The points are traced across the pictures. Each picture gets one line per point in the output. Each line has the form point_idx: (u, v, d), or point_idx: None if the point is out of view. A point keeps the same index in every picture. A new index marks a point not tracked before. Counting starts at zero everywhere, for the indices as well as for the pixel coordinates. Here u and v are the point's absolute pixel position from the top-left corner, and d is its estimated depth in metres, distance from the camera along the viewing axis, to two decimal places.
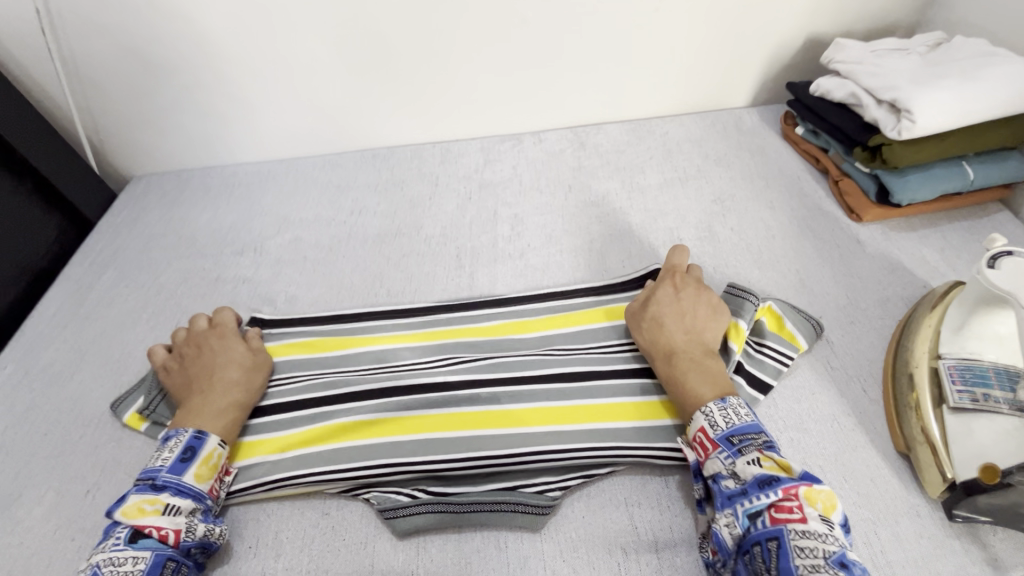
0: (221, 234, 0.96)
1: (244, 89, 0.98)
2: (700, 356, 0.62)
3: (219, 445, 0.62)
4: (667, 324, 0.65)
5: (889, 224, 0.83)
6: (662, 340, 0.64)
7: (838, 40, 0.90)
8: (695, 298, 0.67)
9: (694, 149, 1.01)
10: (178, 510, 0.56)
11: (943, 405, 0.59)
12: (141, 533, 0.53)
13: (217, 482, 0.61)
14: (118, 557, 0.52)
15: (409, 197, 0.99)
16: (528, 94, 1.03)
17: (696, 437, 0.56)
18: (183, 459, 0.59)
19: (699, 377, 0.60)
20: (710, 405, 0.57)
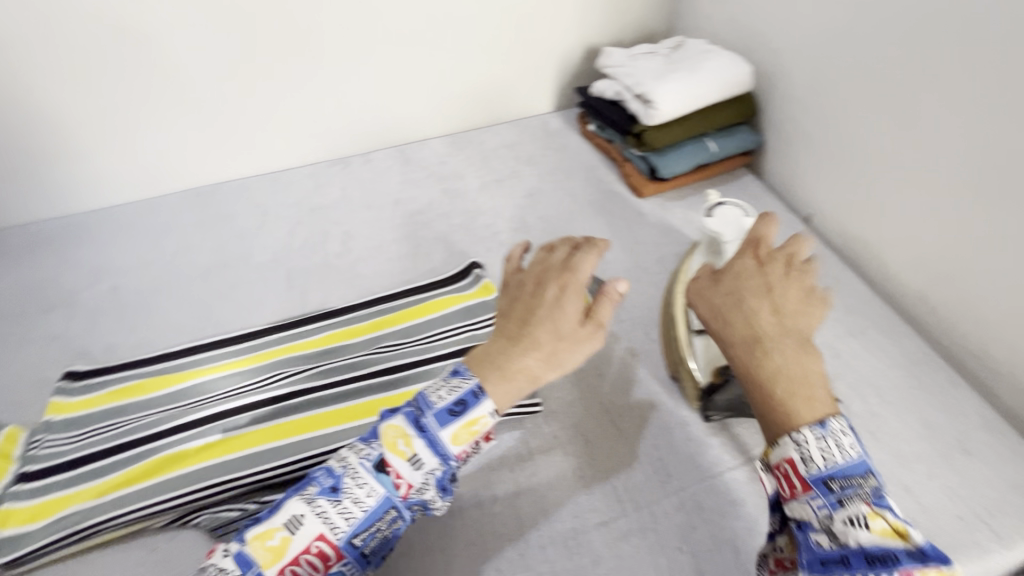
0: (26, 295, 0.90)
1: (37, 141, 0.94)
2: (790, 345, 0.42)
3: (492, 413, 0.45)
4: (746, 304, 0.44)
5: (663, 196, 0.99)
6: (740, 322, 0.43)
7: (606, 49, 1.06)
8: (777, 248, 0.48)
9: (508, 153, 1.12)
10: (420, 466, 0.44)
11: (693, 331, 0.68)
12: (385, 466, 0.44)
13: (472, 447, 0.45)
14: (360, 475, 0.44)
15: (238, 229, 0.99)
16: (348, 118, 1.08)
17: (781, 467, 0.39)
18: (452, 413, 0.44)
19: (794, 378, 0.40)
20: (804, 431, 0.39)
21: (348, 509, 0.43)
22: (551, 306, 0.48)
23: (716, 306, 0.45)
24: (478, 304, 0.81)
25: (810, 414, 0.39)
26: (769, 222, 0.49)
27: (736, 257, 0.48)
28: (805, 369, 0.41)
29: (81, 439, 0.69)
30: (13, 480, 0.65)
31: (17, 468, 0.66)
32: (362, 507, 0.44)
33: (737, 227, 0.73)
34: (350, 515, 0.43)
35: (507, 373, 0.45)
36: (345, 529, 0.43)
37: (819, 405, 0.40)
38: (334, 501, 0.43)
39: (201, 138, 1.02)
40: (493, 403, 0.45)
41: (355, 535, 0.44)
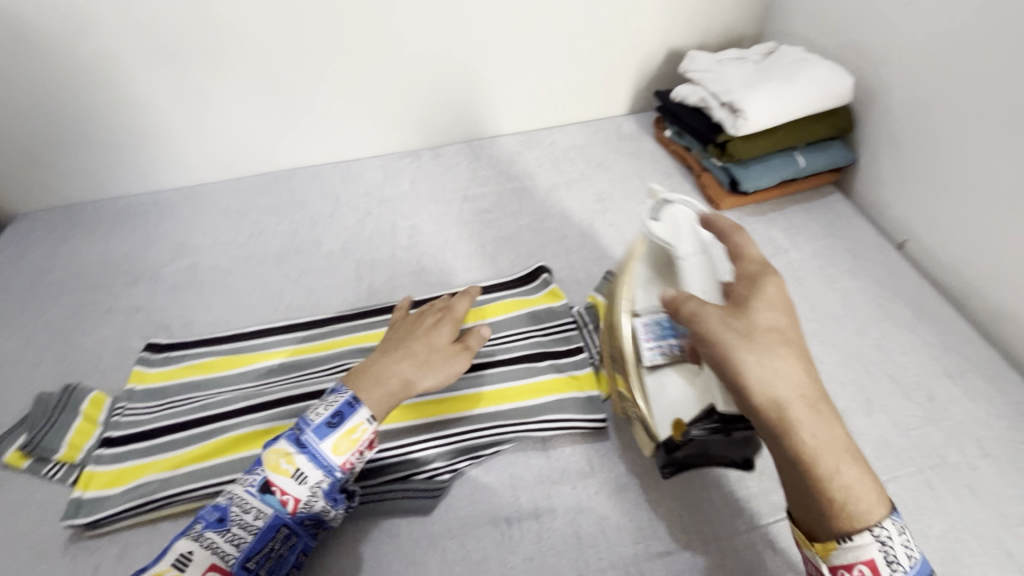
0: (115, 265, 0.95)
1: (133, 121, 0.99)
2: (835, 420, 0.43)
3: (368, 420, 0.54)
4: (790, 370, 0.44)
5: (743, 210, 0.94)
6: (797, 388, 0.44)
7: (691, 53, 1.02)
8: (783, 297, 0.50)
9: (579, 155, 1.09)
10: (305, 479, 0.52)
11: None
12: (270, 487, 0.52)
13: (356, 457, 0.54)
14: (247, 502, 0.51)
15: (310, 216, 1.01)
16: (422, 112, 1.09)
17: (857, 570, 0.42)
18: (331, 425, 0.53)
19: (847, 457, 0.43)
20: (879, 527, 0.42)
21: (237, 535, 0.50)
22: (428, 330, 0.62)
23: (745, 367, 0.45)
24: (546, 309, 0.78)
25: (862, 501, 0.42)
26: (748, 250, 0.54)
27: (748, 315, 0.48)
28: (851, 446, 0.43)
29: (159, 411, 0.71)
30: (98, 443, 0.69)
31: (101, 431, 0.70)
32: (251, 531, 0.51)
33: None
34: (239, 540, 0.50)
35: (381, 381, 0.57)
36: (237, 554, 0.50)
37: (868, 486, 0.43)
38: (222, 531, 0.50)
39: (281, 125, 1.05)
40: (367, 411, 0.55)
41: (248, 558, 0.51)
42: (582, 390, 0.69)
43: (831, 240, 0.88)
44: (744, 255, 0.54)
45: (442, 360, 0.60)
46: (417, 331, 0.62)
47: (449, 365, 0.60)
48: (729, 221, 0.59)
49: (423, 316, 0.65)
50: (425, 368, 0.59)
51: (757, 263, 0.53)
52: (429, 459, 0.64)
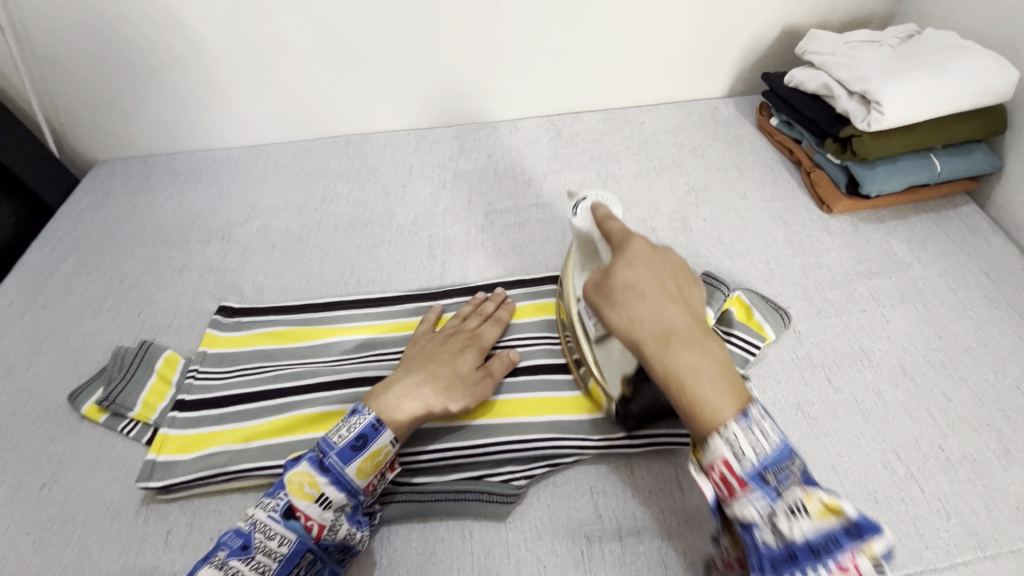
0: (188, 222, 0.94)
1: (211, 74, 0.96)
2: (687, 343, 0.45)
3: (390, 443, 0.55)
4: (645, 311, 0.47)
5: (857, 216, 0.84)
6: (648, 327, 0.46)
7: (813, 31, 0.90)
8: (647, 251, 0.50)
9: (670, 139, 1.00)
10: (329, 504, 0.52)
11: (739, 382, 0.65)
12: (294, 513, 0.51)
13: (377, 478, 0.55)
14: (270, 528, 0.50)
15: (382, 185, 0.97)
16: (504, 81, 1.02)
17: (717, 471, 0.44)
18: (355, 449, 0.53)
19: (701, 373, 0.44)
20: (729, 427, 0.43)
21: (262, 563, 0.49)
22: (453, 354, 0.63)
23: (614, 313, 0.48)
24: None
25: (719, 404, 0.44)
26: (611, 226, 0.55)
27: (609, 274, 0.50)
28: (711, 364, 0.45)
29: (232, 378, 0.70)
30: (172, 404, 0.69)
31: (174, 393, 0.70)
32: (275, 558, 0.49)
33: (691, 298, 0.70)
34: (263, 567, 0.48)
35: (404, 403, 0.57)
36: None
37: (731, 396, 0.44)
38: (245, 559, 0.48)
39: (358, 87, 1.00)
40: (392, 434, 0.55)
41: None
42: None
43: (962, 258, 0.78)
44: (612, 222, 0.55)
45: (464, 385, 0.61)
46: (441, 352, 0.63)
47: (467, 391, 0.60)
48: (608, 211, 0.58)
49: (444, 339, 0.66)
50: (447, 392, 0.59)
51: (618, 237, 0.53)
52: (506, 462, 0.61)
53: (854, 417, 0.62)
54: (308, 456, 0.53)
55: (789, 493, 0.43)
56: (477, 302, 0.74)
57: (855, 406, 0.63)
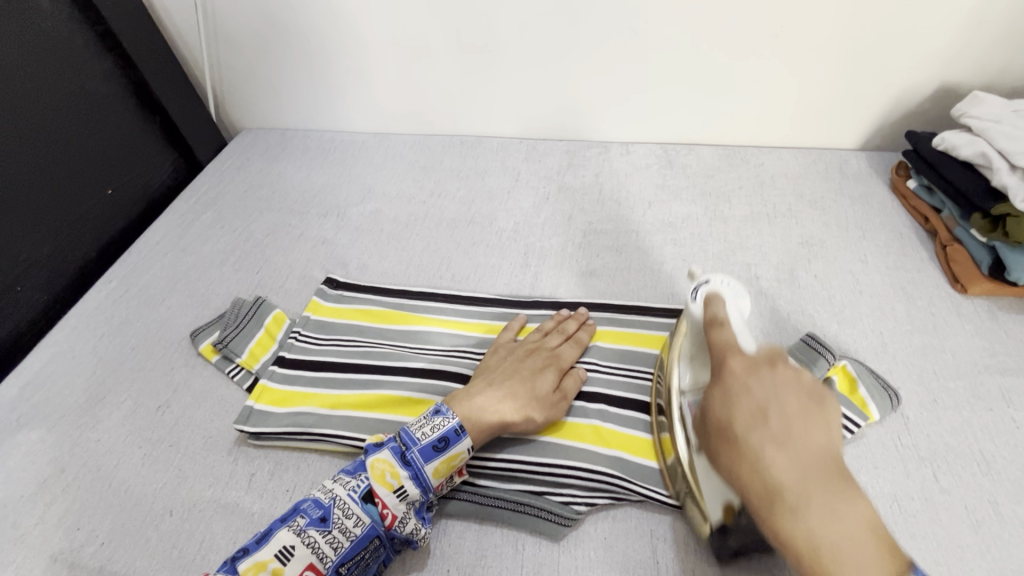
0: (311, 194, 1.03)
1: (354, 63, 1.04)
2: (775, 444, 0.42)
3: (467, 451, 0.58)
4: (749, 469, 0.42)
5: (996, 302, 0.76)
6: (748, 483, 0.42)
7: (977, 93, 0.81)
8: (759, 384, 0.45)
9: (789, 185, 0.96)
10: (404, 496, 0.56)
11: None
12: (371, 497, 0.55)
13: (446, 480, 0.59)
14: (348, 507, 0.55)
15: (488, 188, 1.01)
16: (626, 104, 1.02)
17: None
18: (435, 450, 0.57)
19: (829, 543, 0.39)
20: None
21: (336, 538, 0.54)
22: (533, 372, 0.65)
23: (721, 462, 0.45)
24: None
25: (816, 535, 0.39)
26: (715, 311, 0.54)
27: (707, 411, 0.47)
28: (846, 531, 0.39)
29: (328, 345, 0.76)
30: (273, 358, 0.76)
31: (277, 349, 0.77)
32: (349, 536, 0.54)
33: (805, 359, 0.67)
34: (337, 544, 0.53)
35: (484, 417, 0.60)
36: (333, 556, 0.53)
37: (882, 560, 0.39)
38: (322, 532, 0.53)
39: (483, 92, 1.04)
40: (469, 442, 0.59)
41: (341, 564, 0.53)
42: None
43: None
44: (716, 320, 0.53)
45: (539, 407, 0.62)
46: (521, 371, 0.65)
47: (543, 411, 0.62)
48: (722, 308, 0.54)
49: (524, 355, 0.68)
50: (523, 411, 0.61)
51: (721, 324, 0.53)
52: (568, 484, 0.61)
53: (961, 526, 0.56)
54: (391, 447, 0.58)
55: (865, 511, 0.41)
56: (558, 318, 0.75)
57: (963, 513, 0.57)
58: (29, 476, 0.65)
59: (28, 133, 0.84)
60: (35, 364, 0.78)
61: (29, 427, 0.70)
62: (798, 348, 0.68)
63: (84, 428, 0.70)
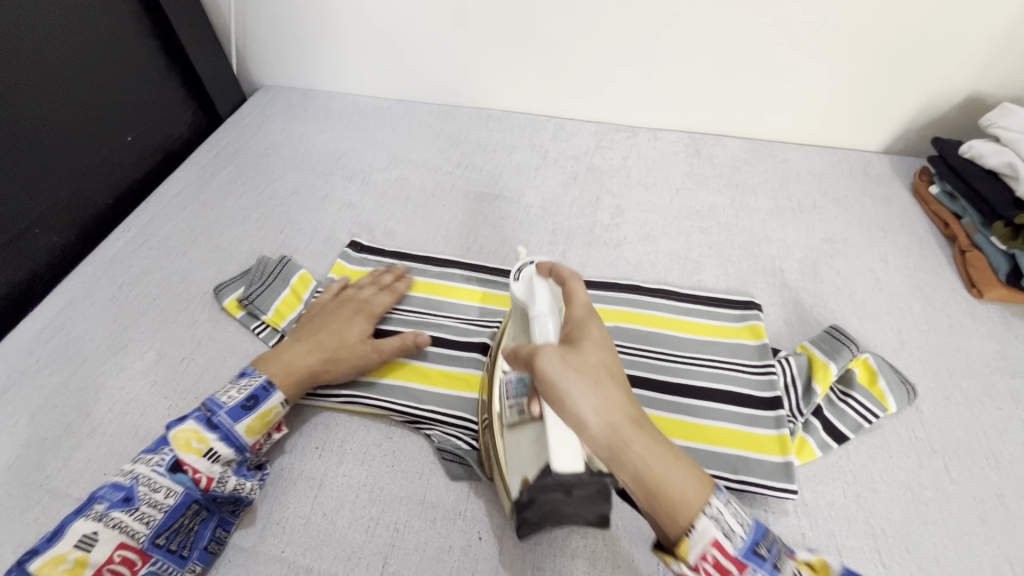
0: (335, 157, 1.01)
1: (386, 29, 1.02)
2: (620, 402, 0.49)
3: (281, 404, 0.61)
4: (608, 405, 0.48)
5: (1009, 308, 0.78)
6: (626, 444, 0.47)
7: (1007, 105, 0.83)
8: (603, 338, 0.54)
9: (814, 183, 0.97)
10: (216, 458, 0.57)
11: (844, 438, 0.64)
12: (181, 466, 0.55)
13: (263, 436, 0.61)
14: (155, 481, 0.54)
15: (516, 163, 1.00)
16: (658, 91, 1.02)
17: (710, 558, 0.45)
18: (245, 408, 0.59)
19: (652, 464, 0.47)
20: (715, 502, 0.46)
21: (146, 513, 0.52)
22: (341, 324, 0.69)
23: (619, 458, 0.47)
24: (743, 344, 0.72)
25: (682, 494, 0.46)
26: (574, 291, 0.57)
27: (560, 359, 0.50)
28: (663, 457, 0.47)
29: None
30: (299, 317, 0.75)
31: (302, 308, 0.77)
32: (161, 508, 0.53)
33: (829, 348, 0.69)
34: (148, 518, 0.52)
35: (291, 369, 0.63)
36: (147, 531, 0.52)
37: (697, 486, 0.46)
38: (128, 510, 0.52)
39: (515, 67, 1.03)
40: (282, 395, 0.61)
41: (158, 535, 0.52)
42: (772, 453, 0.61)
43: None
44: (574, 296, 0.57)
45: (350, 357, 0.66)
46: (333, 325, 0.69)
47: (354, 359, 0.66)
48: (565, 269, 0.60)
49: (332, 309, 0.72)
50: (333, 362, 0.65)
51: (581, 309, 0.56)
52: None
53: (968, 515, 0.59)
54: (197, 416, 0.58)
55: (727, 513, 0.46)
56: (375, 273, 0.79)
57: (970, 503, 0.60)
58: (52, 419, 0.64)
59: (56, 66, 0.81)
60: (52, 307, 0.76)
61: (50, 369, 0.69)
62: (822, 339, 0.70)
63: (107, 374, 0.69)
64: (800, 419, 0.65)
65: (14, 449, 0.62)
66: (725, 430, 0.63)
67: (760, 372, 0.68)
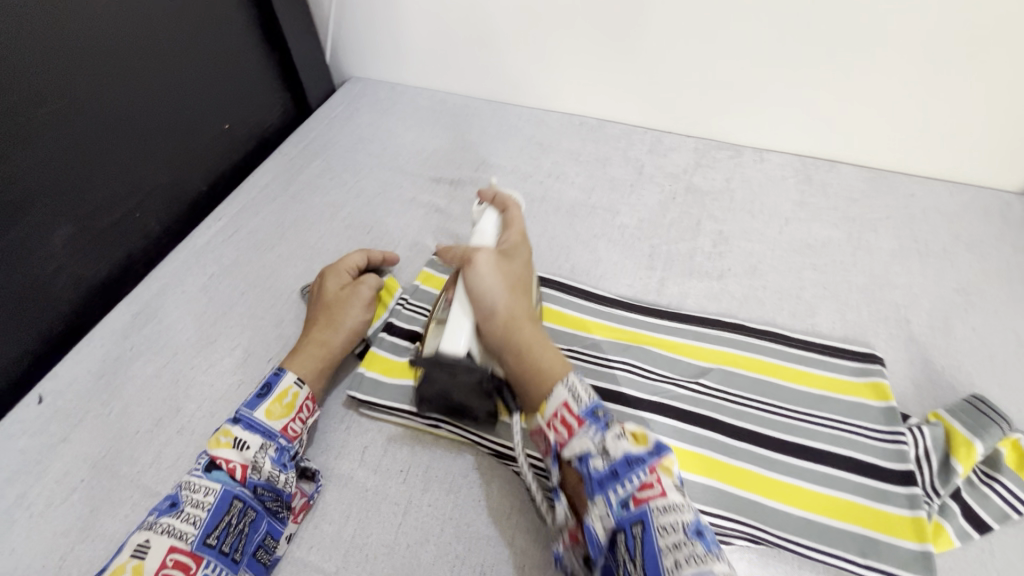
0: (423, 157, 0.98)
1: (485, 28, 0.98)
2: (517, 296, 0.59)
3: (295, 385, 0.62)
4: (509, 298, 0.58)
5: None
6: (511, 333, 0.56)
7: None
8: (525, 255, 0.64)
9: (943, 223, 0.87)
10: (246, 447, 0.57)
11: (990, 528, 0.56)
12: (215, 464, 0.55)
13: (292, 421, 0.60)
14: (195, 484, 0.54)
15: (610, 177, 0.95)
16: (771, 110, 0.94)
17: (567, 527, 0.51)
18: (261, 396, 0.60)
19: (535, 348, 0.56)
20: (573, 378, 0.53)
21: (191, 514, 0.52)
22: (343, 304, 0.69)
23: (507, 346, 0.56)
24: (865, 403, 0.64)
25: (548, 368, 0.54)
26: (510, 215, 0.66)
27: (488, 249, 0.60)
28: (543, 346, 0.56)
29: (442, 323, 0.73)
30: (383, 326, 0.73)
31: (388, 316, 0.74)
32: (204, 507, 0.53)
33: (973, 424, 0.60)
34: (194, 518, 0.52)
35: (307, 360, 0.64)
36: (195, 532, 0.51)
37: (563, 368, 0.55)
38: (174, 514, 0.52)
39: (615, 74, 0.97)
40: (293, 378, 0.62)
41: (208, 535, 0.51)
42: (908, 540, 0.54)
43: None
44: (511, 222, 0.65)
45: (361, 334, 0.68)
46: (325, 300, 0.70)
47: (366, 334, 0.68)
48: (512, 195, 0.70)
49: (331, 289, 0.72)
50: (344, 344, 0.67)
51: (513, 227, 0.66)
52: (699, 516, 0.57)
53: None
54: (226, 421, 0.60)
55: (590, 494, 0.51)
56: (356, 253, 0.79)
57: None
58: (145, 411, 0.64)
59: (166, 54, 0.82)
60: (146, 293, 0.77)
61: (144, 358, 0.69)
62: (961, 410, 0.62)
63: (197, 369, 0.68)
64: (937, 501, 0.57)
65: (107, 439, 0.62)
66: (851, 505, 0.57)
67: (888, 440, 0.61)
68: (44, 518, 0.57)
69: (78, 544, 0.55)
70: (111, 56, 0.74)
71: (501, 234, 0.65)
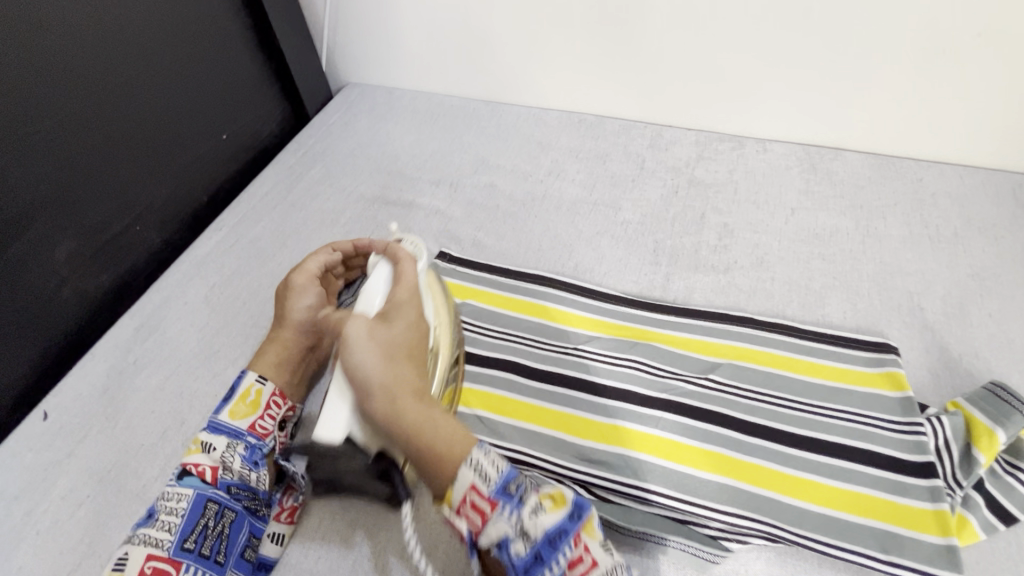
0: (422, 160, 0.98)
1: (480, 28, 0.98)
2: (407, 365, 0.50)
3: (256, 383, 0.60)
4: (393, 372, 0.49)
5: None
6: (395, 427, 0.47)
7: None
8: (417, 317, 0.54)
9: (954, 207, 0.85)
10: (213, 449, 0.56)
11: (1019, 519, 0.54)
12: (185, 471, 0.54)
13: (259, 416, 0.59)
14: (167, 493, 0.53)
15: (611, 173, 0.94)
16: (772, 100, 0.92)
17: (468, 500, 0.44)
18: (225, 399, 0.59)
19: (430, 425, 0.47)
20: (478, 454, 0.45)
21: (166, 522, 0.51)
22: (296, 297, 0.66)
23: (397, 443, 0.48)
24: (880, 394, 0.63)
25: (447, 446, 0.46)
26: (402, 268, 0.57)
27: (356, 327, 0.51)
28: (442, 421, 0.48)
29: None
30: None
31: None
32: (178, 513, 0.52)
33: (993, 413, 0.58)
34: (168, 525, 0.51)
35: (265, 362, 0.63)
36: (171, 539, 0.50)
37: (464, 438, 0.47)
38: (149, 525, 0.51)
39: (613, 70, 0.96)
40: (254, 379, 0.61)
41: (185, 540, 0.51)
42: (931, 533, 0.53)
43: None
44: (401, 276, 0.56)
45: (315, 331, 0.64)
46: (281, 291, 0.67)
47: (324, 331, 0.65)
48: (409, 251, 0.60)
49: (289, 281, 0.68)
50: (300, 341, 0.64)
51: (407, 283, 0.56)
52: (714, 515, 0.56)
53: None
54: None
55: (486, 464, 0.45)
56: None
57: None
58: (149, 423, 0.64)
59: (164, 67, 0.82)
60: (148, 305, 0.77)
61: (147, 371, 0.69)
62: (981, 398, 0.60)
63: (199, 380, 0.68)
64: (959, 493, 0.56)
65: (111, 454, 0.62)
66: (871, 498, 0.55)
67: (905, 431, 0.59)
68: (50, 535, 0.56)
69: (83, 561, 0.54)
70: (114, 73, 0.75)
71: (390, 295, 0.55)
